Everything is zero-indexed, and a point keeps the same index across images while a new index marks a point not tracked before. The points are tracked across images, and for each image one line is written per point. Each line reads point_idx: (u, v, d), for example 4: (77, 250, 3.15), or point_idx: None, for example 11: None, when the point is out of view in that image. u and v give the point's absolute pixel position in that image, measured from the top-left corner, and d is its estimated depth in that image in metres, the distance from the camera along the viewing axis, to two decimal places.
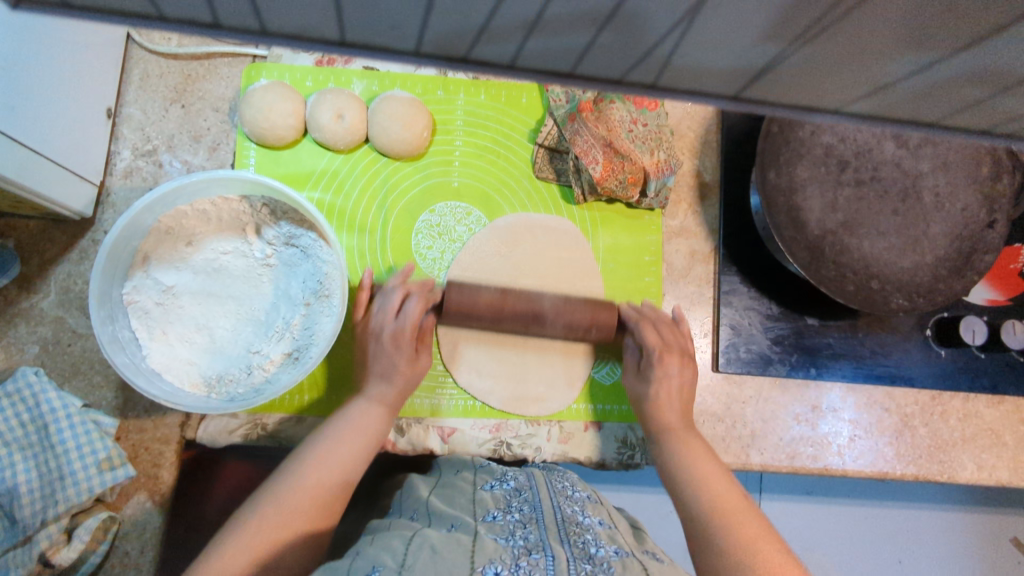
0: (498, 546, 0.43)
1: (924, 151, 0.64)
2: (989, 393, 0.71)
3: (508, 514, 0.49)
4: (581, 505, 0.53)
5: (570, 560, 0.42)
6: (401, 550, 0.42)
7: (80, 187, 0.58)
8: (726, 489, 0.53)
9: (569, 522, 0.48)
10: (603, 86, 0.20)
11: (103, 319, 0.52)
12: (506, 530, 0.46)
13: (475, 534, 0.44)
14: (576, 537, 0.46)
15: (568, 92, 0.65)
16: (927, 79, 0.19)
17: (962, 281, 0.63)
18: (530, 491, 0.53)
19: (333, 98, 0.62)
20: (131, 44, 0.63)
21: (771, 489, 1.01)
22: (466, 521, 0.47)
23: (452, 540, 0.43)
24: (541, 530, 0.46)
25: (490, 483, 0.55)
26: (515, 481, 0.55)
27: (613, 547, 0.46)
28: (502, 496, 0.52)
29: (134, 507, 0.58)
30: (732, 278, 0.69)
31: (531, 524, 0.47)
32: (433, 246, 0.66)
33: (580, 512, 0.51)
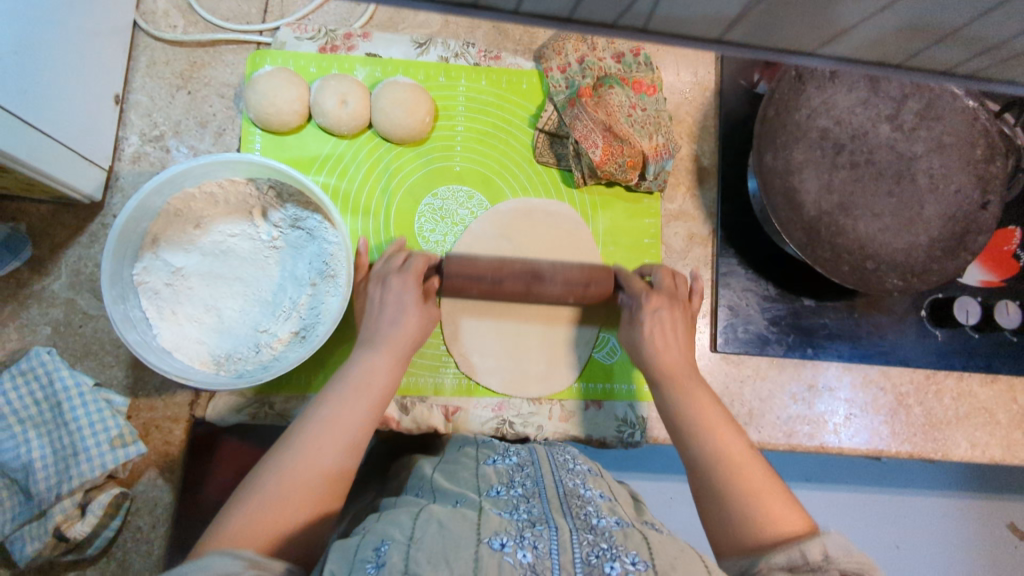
0: (502, 520, 0.43)
1: (919, 133, 0.67)
2: (982, 372, 0.72)
3: (512, 488, 0.49)
4: (582, 478, 0.53)
5: (573, 531, 0.43)
6: (409, 524, 0.42)
7: (89, 170, 0.59)
8: (716, 416, 0.54)
9: (572, 495, 0.49)
10: (598, 28, 0.25)
11: (115, 298, 0.53)
12: (510, 504, 0.46)
13: (480, 509, 0.45)
14: (578, 510, 0.46)
15: (568, 78, 0.68)
16: (872, 27, 0.25)
17: (956, 261, 0.64)
18: (532, 466, 0.53)
19: (336, 85, 0.63)
20: (138, 31, 0.65)
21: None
22: (471, 497, 0.48)
23: (459, 514, 0.43)
24: (544, 503, 0.46)
25: (493, 459, 0.56)
26: (517, 457, 0.55)
27: (613, 519, 0.46)
28: (506, 470, 0.53)
29: (145, 483, 0.59)
30: (731, 260, 0.70)
31: (535, 497, 0.48)
32: (435, 229, 0.67)
33: (581, 485, 0.51)
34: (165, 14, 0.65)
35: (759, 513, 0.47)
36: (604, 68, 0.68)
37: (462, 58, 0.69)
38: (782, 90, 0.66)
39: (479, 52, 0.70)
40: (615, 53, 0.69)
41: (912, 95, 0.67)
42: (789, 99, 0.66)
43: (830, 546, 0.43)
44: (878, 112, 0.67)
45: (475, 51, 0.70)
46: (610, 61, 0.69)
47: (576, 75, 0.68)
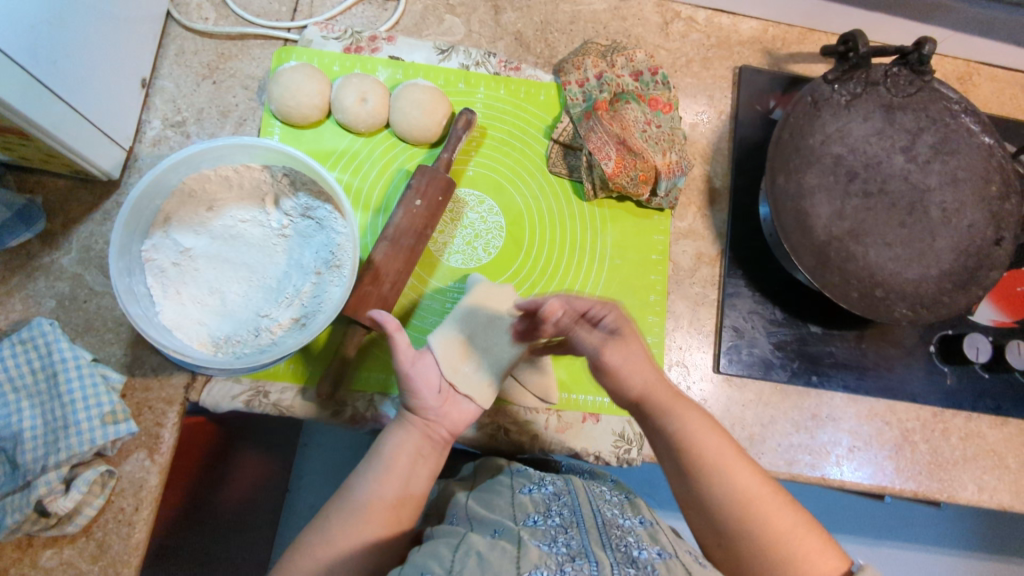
0: (541, 553, 0.47)
1: (933, 166, 0.67)
2: (991, 414, 0.71)
3: (549, 518, 0.53)
4: (619, 507, 0.59)
5: (612, 565, 0.46)
6: (449, 557, 0.47)
7: (109, 148, 0.60)
8: (754, 487, 0.51)
9: (609, 526, 0.53)
10: None
11: (122, 271, 0.54)
12: (549, 536, 0.50)
13: (518, 542, 0.48)
14: (618, 541, 0.51)
15: (585, 91, 0.69)
16: None
17: (967, 295, 0.64)
18: (568, 497, 0.57)
19: (358, 83, 0.65)
20: (170, 21, 0.66)
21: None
22: (509, 527, 0.52)
23: (497, 548, 0.47)
24: (582, 535, 0.51)
25: (529, 486, 0.59)
26: (553, 486, 0.59)
27: (655, 550, 0.50)
28: (541, 499, 0.57)
29: (133, 464, 0.59)
30: (737, 282, 0.69)
31: (572, 529, 0.52)
32: (444, 231, 0.66)
33: (619, 515, 0.56)
34: (197, 7, 0.67)
35: (797, 554, 0.49)
36: (621, 83, 0.69)
37: (483, 67, 0.70)
38: (797, 115, 0.65)
39: (500, 61, 0.70)
40: (634, 70, 0.70)
41: (927, 128, 0.67)
42: (803, 122, 0.65)
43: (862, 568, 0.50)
44: (892, 143, 0.67)
45: (496, 60, 0.70)
46: (628, 78, 0.69)
47: (594, 90, 0.68)
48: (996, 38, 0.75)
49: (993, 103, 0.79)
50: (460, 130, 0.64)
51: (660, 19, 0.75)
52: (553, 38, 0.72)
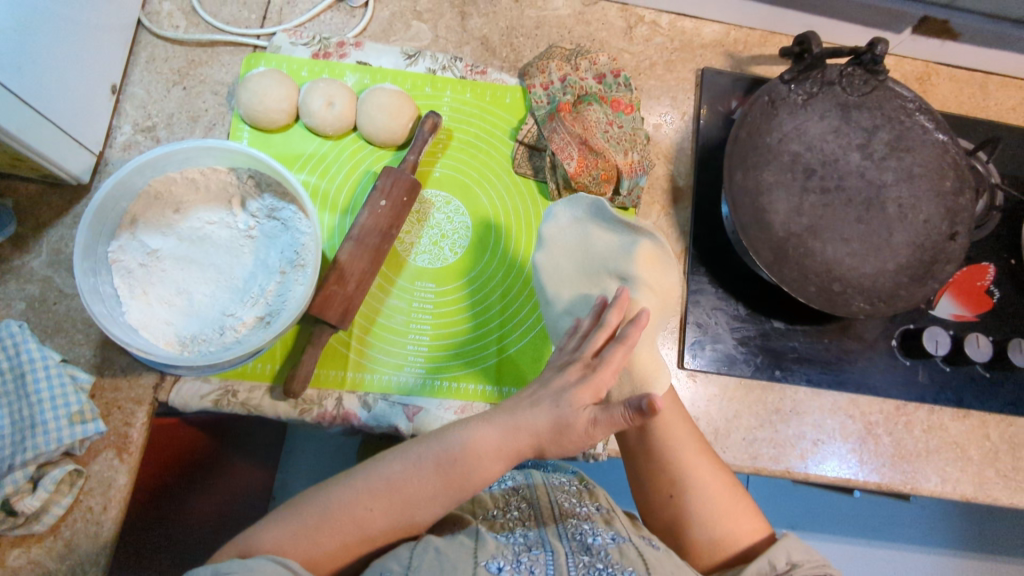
0: (498, 544, 0.52)
1: (889, 163, 0.69)
2: (953, 406, 0.72)
3: (508, 513, 0.58)
4: (577, 496, 0.62)
5: (567, 554, 0.51)
6: (408, 555, 0.50)
7: (79, 153, 0.61)
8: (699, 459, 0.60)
9: (566, 516, 0.57)
10: None
11: (86, 271, 0.55)
12: (507, 529, 0.55)
13: (478, 535, 0.53)
14: (574, 530, 0.55)
15: (549, 94, 0.70)
16: None
17: (923, 288, 0.65)
18: (527, 488, 0.62)
19: (325, 87, 0.66)
20: (141, 29, 0.68)
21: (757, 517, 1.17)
22: (471, 521, 0.56)
23: (456, 543, 0.51)
24: (539, 528, 0.56)
25: (492, 484, 0.64)
26: (513, 481, 0.65)
27: (609, 535, 0.54)
28: (501, 495, 0.62)
29: (102, 463, 0.59)
30: (701, 279, 0.71)
31: (529, 521, 0.57)
32: (411, 231, 0.68)
33: (577, 503, 0.60)
34: (168, 15, 0.69)
35: (727, 514, 0.59)
36: (585, 86, 0.71)
37: (449, 71, 0.72)
38: (754, 114, 0.67)
39: (466, 66, 0.72)
40: (597, 74, 0.71)
41: (882, 126, 0.69)
42: (759, 122, 0.67)
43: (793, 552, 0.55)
44: (848, 141, 0.69)
45: (463, 64, 0.72)
46: (591, 80, 0.71)
47: (558, 93, 0.70)
48: (951, 39, 0.77)
49: (952, 102, 0.81)
50: (425, 132, 0.65)
51: (624, 23, 0.77)
52: (519, 42, 0.74)
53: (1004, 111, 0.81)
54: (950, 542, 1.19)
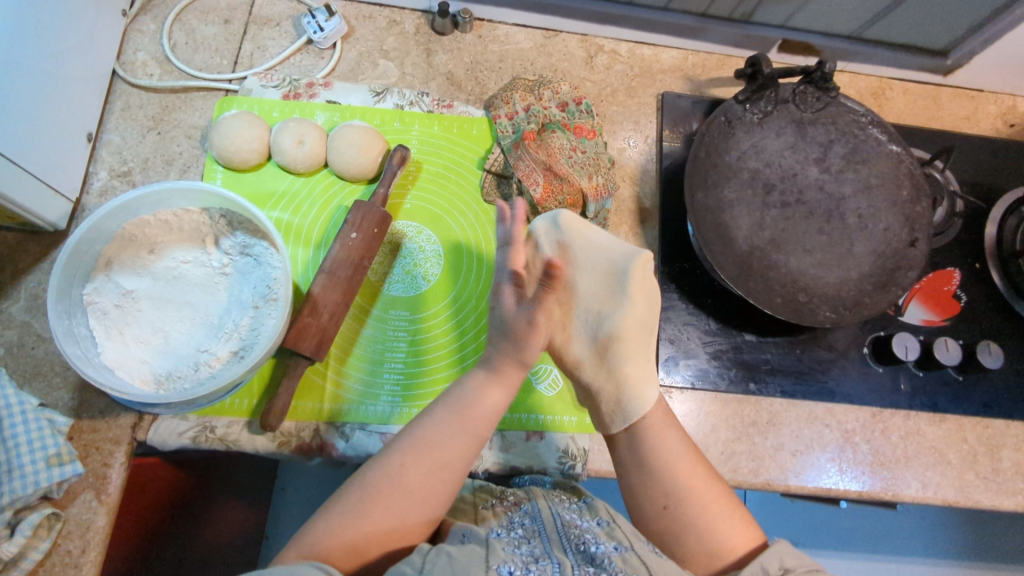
0: (507, 553, 0.49)
1: (847, 175, 0.71)
2: (929, 411, 0.72)
3: (511, 530, 0.54)
4: (579, 513, 0.59)
5: (574, 565, 0.48)
6: (419, 561, 0.47)
7: (55, 200, 0.63)
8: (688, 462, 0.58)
9: (568, 527, 0.55)
10: None
11: (60, 313, 0.56)
12: (513, 543, 0.52)
13: (486, 545, 0.50)
14: (578, 541, 0.52)
15: (515, 124, 0.72)
16: None
17: (887, 295, 0.66)
18: (530, 506, 0.59)
19: (295, 126, 0.68)
20: (116, 79, 0.70)
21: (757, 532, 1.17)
22: (476, 532, 0.53)
23: (464, 551, 0.49)
24: (544, 541, 0.52)
25: (493, 502, 0.62)
26: (515, 499, 0.61)
27: (612, 544, 0.52)
28: (504, 513, 0.58)
29: (80, 506, 0.59)
30: (671, 296, 0.72)
31: (534, 537, 0.53)
32: (384, 262, 0.69)
33: (578, 518, 0.57)
34: (143, 64, 0.71)
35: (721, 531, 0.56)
36: (549, 115, 0.73)
37: (417, 106, 0.74)
38: (712, 133, 0.69)
39: (434, 100, 0.75)
40: (560, 102, 0.74)
41: (837, 140, 0.71)
42: (718, 141, 0.69)
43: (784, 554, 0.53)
44: (805, 156, 0.71)
45: (429, 99, 0.75)
46: (555, 109, 0.73)
47: (523, 122, 0.72)
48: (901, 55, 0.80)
49: (907, 115, 0.83)
50: (394, 166, 0.67)
51: (584, 53, 0.80)
52: (484, 76, 0.77)
53: (958, 121, 0.84)
54: (949, 553, 1.19)
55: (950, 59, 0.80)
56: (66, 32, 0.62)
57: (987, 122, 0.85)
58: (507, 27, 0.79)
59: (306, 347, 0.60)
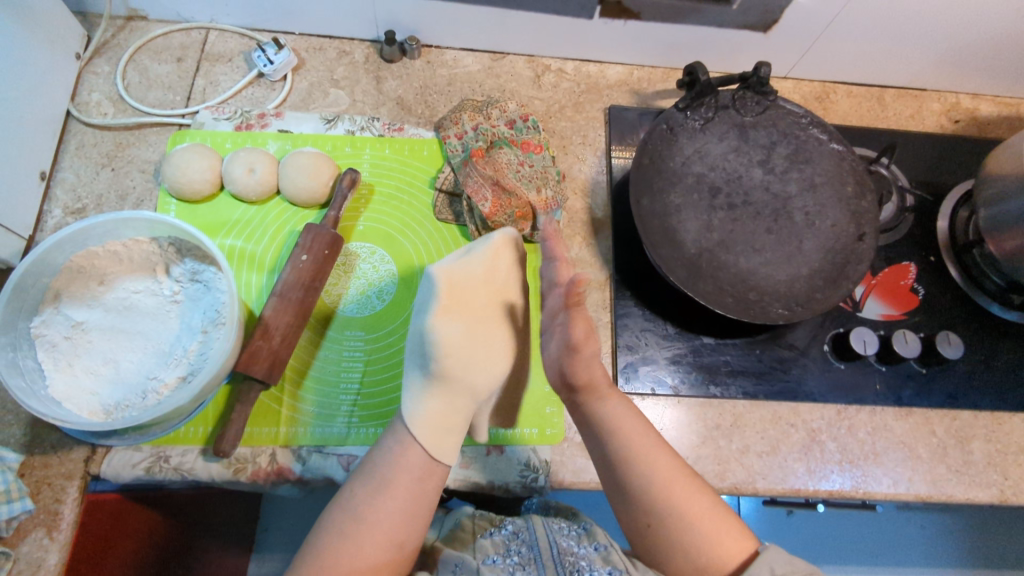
0: None
1: (791, 175, 0.72)
2: (894, 405, 0.72)
3: (507, 557, 0.57)
4: (576, 539, 0.61)
5: None
6: None
7: (7, 238, 0.63)
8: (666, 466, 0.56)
9: (564, 553, 0.57)
10: None
11: (4, 346, 0.56)
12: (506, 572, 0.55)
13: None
14: (572, 567, 0.55)
15: (464, 143, 0.74)
16: None
17: (838, 289, 0.66)
18: (526, 532, 0.61)
19: (245, 156, 0.69)
20: (70, 119, 0.72)
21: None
22: (469, 561, 0.57)
23: None
24: (539, 568, 0.55)
25: (491, 530, 0.63)
26: (513, 525, 0.63)
27: (605, 569, 0.54)
28: (502, 540, 0.60)
29: (31, 544, 0.58)
30: (627, 303, 0.72)
31: (529, 564, 0.56)
32: (338, 284, 0.70)
33: (577, 544, 0.59)
34: (97, 104, 0.73)
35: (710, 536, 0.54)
36: (496, 132, 0.75)
37: (368, 131, 0.76)
38: (655, 141, 0.70)
39: (384, 124, 0.76)
40: (508, 120, 0.75)
41: (780, 142, 0.73)
42: (662, 149, 0.70)
43: (775, 562, 0.52)
44: (749, 158, 0.72)
45: (380, 124, 0.76)
46: (502, 127, 0.75)
47: (472, 140, 0.74)
48: (841, 60, 0.82)
49: (853, 116, 0.85)
50: (343, 189, 0.68)
51: (532, 73, 0.82)
52: (433, 99, 0.79)
53: (904, 119, 0.86)
54: (950, 560, 1.16)
55: (733, 4, 0.71)
56: (17, 75, 0.64)
57: (933, 119, 0.86)
58: (455, 51, 0.81)
59: (256, 370, 0.60)
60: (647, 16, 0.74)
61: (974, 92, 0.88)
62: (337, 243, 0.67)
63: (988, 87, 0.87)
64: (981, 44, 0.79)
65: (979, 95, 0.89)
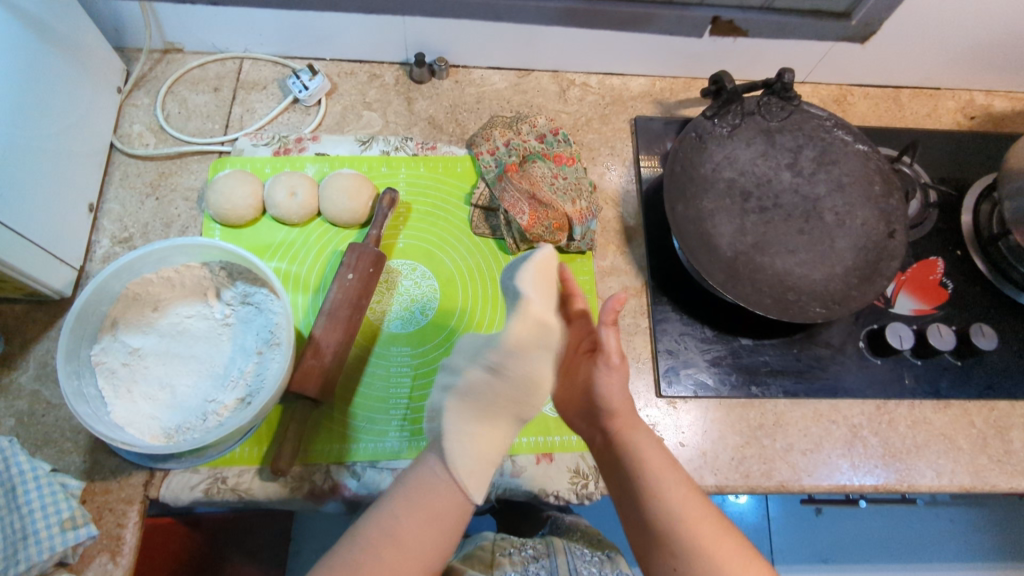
0: None
1: (819, 177, 0.74)
2: (932, 398, 0.73)
3: None
4: (598, 565, 0.63)
5: None
6: None
7: (60, 268, 0.65)
8: (681, 497, 0.55)
9: None
10: None
11: (69, 374, 0.57)
12: None
13: None
14: None
15: (497, 159, 0.75)
16: None
17: (872, 286, 0.68)
18: (547, 558, 0.62)
19: (287, 179, 0.71)
20: (114, 151, 0.74)
21: (784, 554, 1.16)
22: None
23: None
24: None
25: (511, 549, 0.64)
26: (533, 548, 0.64)
27: None
28: (522, 560, 0.62)
29: (96, 569, 0.59)
30: (664, 308, 0.73)
31: None
32: (382, 300, 0.71)
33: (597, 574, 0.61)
34: (138, 136, 0.75)
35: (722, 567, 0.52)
36: (528, 146, 0.76)
37: (402, 151, 0.77)
38: (684, 150, 0.72)
39: (417, 144, 0.78)
40: (538, 134, 0.77)
41: (806, 145, 0.75)
42: (691, 157, 0.73)
43: None
44: (777, 162, 0.74)
45: (414, 143, 0.78)
46: (534, 141, 0.76)
47: (504, 156, 0.75)
48: (857, 63, 0.84)
49: (870, 117, 0.87)
50: (384, 208, 0.69)
51: (557, 88, 0.84)
52: (463, 117, 0.81)
53: (921, 118, 0.88)
54: (986, 554, 1.16)
55: (854, 19, 0.76)
56: (64, 111, 0.66)
57: (949, 117, 0.88)
58: (482, 70, 0.83)
59: (310, 388, 0.61)
60: (668, 32, 0.77)
61: (987, 89, 0.91)
62: (382, 261, 0.68)
63: (999, 84, 0.90)
64: (995, 44, 0.81)
65: (992, 92, 0.91)
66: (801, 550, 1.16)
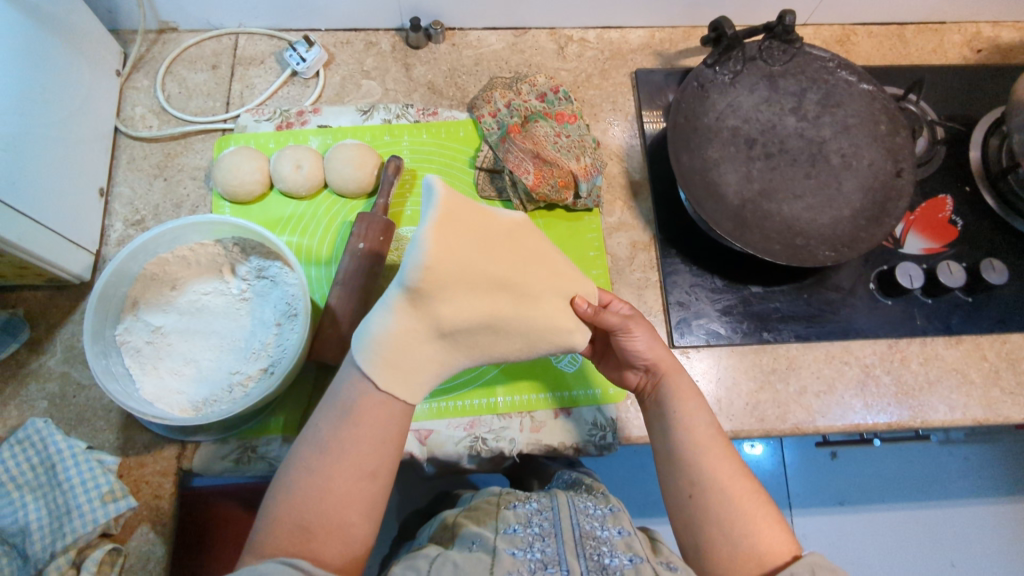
0: (514, 560, 0.51)
1: (824, 120, 0.73)
2: (943, 334, 0.73)
3: (529, 527, 0.56)
4: (600, 520, 0.59)
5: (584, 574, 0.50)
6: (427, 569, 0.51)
7: (77, 253, 0.66)
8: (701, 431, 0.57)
9: (586, 537, 0.55)
10: None
11: (97, 354, 0.59)
12: (525, 542, 0.54)
13: (493, 551, 0.52)
14: (592, 551, 0.53)
15: (499, 121, 0.75)
16: None
17: (881, 227, 0.68)
18: (550, 510, 0.59)
19: (292, 153, 0.71)
20: (118, 135, 0.74)
21: (800, 498, 1.18)
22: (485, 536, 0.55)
23: (472, 557, 0.52)
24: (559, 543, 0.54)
25: (515, 503, 0.61)
26: (537, 501, 0.60)
27: (627, 556, 0.53)
28: (524, 512, 0.59)
29: (139, 538, 0.61)
30: (673, 260, 0.74)
31: (550, 537, 0.55)
32: (394, 268, 0.72)
33: (599, 527, 0.57)
34: (142, 118, 0.75)
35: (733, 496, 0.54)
36: (530, 106, 0.76)
37: (403, 118, 0.77)
38: (686, 100, 0.72)
39: (419, 110, 0.78)
40: (538, 94, 0.76)
41: (809, 88, 0.74)
42: (694, 107, 0.72)
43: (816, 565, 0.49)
44: (781, 107, 0.73)
45: (415, 110, 0.78)
46: (535, 100, 0.76)
47: (506, 118, 0.75)
48: (859, 1, 0.83)
49: (875, 56, 0.86)
50: (389, 174, 0.69)
51: (555, 45, 0.83)
52: (462, 80, 0.80)
53: (926, 54, 0.86)
54: (1000, 487, 1.18)
55: None
56: (67, 96, 0.66)
57: (955, 51, 0.87)
58: (478, 31, 0.82)
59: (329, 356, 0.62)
60: None
61: (994, 20, 0.88)
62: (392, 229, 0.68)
63: (1006, 14, 0.88)
64: None
65: (999, 23, 0.89)
66: (817, 493, 1.18)
